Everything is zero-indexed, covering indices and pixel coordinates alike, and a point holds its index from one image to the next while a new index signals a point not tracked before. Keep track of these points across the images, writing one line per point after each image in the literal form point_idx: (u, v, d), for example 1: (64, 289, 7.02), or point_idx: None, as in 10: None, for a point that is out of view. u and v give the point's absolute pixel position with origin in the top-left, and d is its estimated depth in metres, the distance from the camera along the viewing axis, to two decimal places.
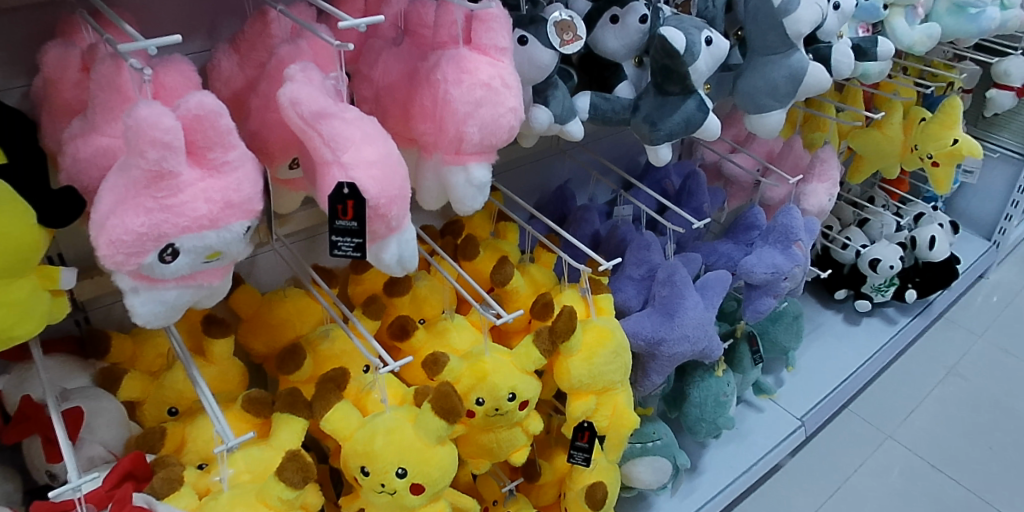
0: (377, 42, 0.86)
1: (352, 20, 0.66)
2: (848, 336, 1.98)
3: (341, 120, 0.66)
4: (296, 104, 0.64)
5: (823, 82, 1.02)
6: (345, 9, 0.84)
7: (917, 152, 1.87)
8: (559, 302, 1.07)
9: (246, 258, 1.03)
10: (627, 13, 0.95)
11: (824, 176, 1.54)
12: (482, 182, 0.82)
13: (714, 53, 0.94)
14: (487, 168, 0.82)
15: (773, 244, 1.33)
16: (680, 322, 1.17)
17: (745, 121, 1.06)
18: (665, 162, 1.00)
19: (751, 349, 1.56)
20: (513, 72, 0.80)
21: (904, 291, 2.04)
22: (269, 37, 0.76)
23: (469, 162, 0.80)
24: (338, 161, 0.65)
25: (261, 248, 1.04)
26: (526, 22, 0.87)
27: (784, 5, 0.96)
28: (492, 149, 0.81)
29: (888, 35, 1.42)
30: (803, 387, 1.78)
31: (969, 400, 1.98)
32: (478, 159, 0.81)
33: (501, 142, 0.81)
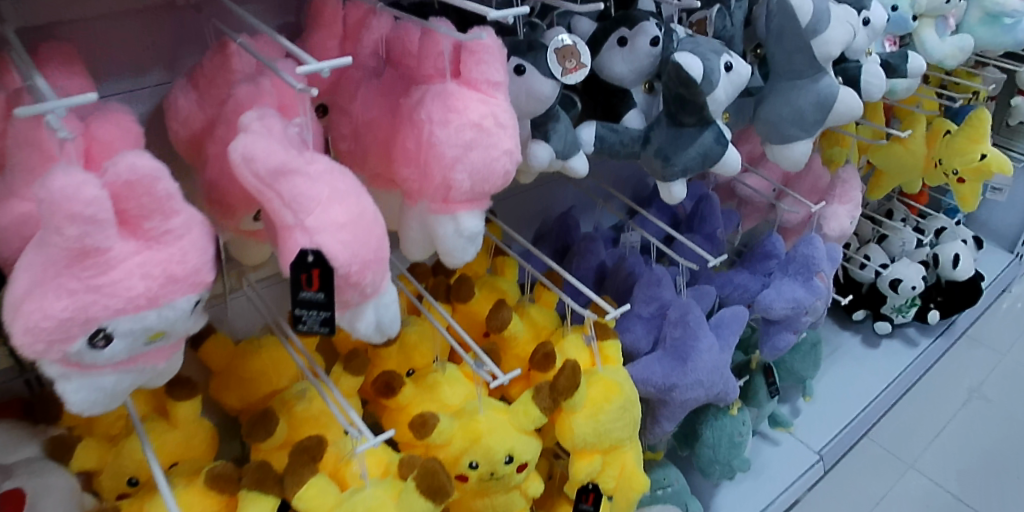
0: (356, 73, 0.77)
1: (313, 64, 0.54)
2: (868, 359, 1.88)
3: (306, 177, 0.57)
4: (250, 160, 0.55)
5: (855, 108, 0.91)
6: (322, 36, 0.75)
7: (942, 167, 1.76)
8: (562, 351, 0.98)
9: (217, 304, 0.94)
10: (637, 35, 0.85)
11: (845, 197, 1.44)
12: (473, 232, 0.72)
13: (735, 80, 0.84)
14: (479, 217, 0.72)
15: (793, 276, 1.23)
16: (693, 366, 1.08)
17: (767, 151, 0.96)
18: (680, 200, 0.90)
19: (768, 381, 1.46)
20: (508, 110, 0.70)
21: (926, 312, 1.95)
22: (231, 73, 0.67)
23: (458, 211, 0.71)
24: (301, 225, 0.56)
25: (231, 293, 0.94)
26: (523, 49, 0.77)
27: (813, 25, 0.87)
28: (484, 196, 0.71)
29: (917, 49, 1.32)
30: (820, 416, 1.68)
31: (996, 424, 1.88)
32: (469, 207, 0.71)
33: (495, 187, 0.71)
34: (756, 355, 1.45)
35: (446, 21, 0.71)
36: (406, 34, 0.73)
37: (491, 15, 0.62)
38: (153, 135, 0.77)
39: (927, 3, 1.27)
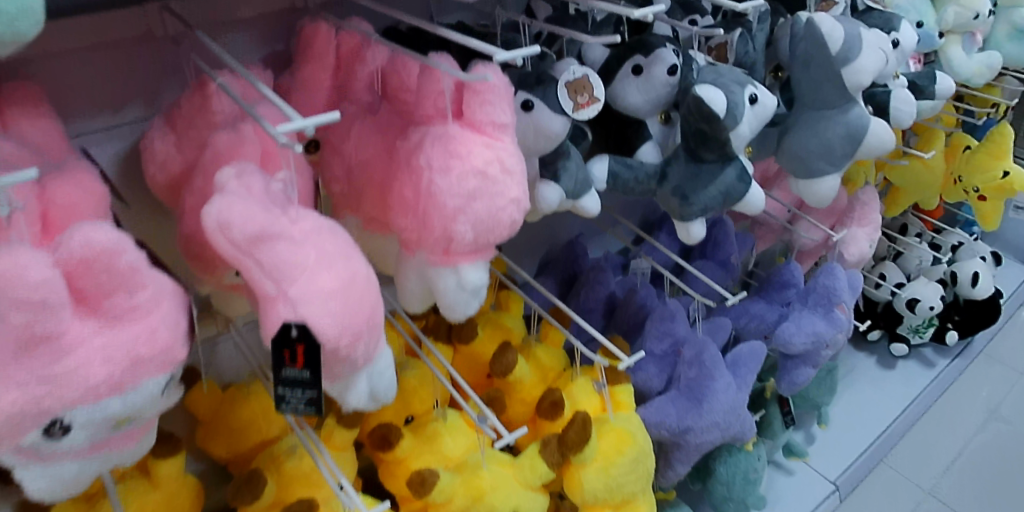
0: (350, 109, 0.71)
1: (296, 122, 0.47)
2: (883, 381, 1.81)
3: (291, 241, 0.51)
4: (226, 225, 0.49)
5: (888, 141, 0.85)
6: (312, 69, 0.69)
7: (962, 184, 1.70)
8: (570, 396, 0.92)
9: (203, 347, 0.88)
10: (653, 63, 0.79)
11: (865, 219, 1.35)
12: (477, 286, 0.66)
13: (760, 113, 0.78)
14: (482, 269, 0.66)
15: (812, 308, 1.16)
16: (709, 408, 1.01)
17: (791, 185, 0.89)
18: (699, 241, 0.83)
19: (783, 410, 1.39)
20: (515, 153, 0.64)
21: (945, 332, 1.87)
22: (210, 116, 0.61)
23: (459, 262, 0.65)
24: (284, 296, 0.50)
25: (218, 335, 0.88)
26: (531, 82, 0.71)
27: (844, 52, 0.81)
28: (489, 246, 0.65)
29: (943, 66, 1.26)
30: (835, 444, 1.62)
31: (1015, 447, 1.81)
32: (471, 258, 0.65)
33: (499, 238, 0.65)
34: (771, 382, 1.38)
35: (446, 55, 0.65)
36: (403, 68, 0.67)
37: (498, 57, 0.56)
38: (129, 175, 0.70)
39: (954, 19, 1.21)
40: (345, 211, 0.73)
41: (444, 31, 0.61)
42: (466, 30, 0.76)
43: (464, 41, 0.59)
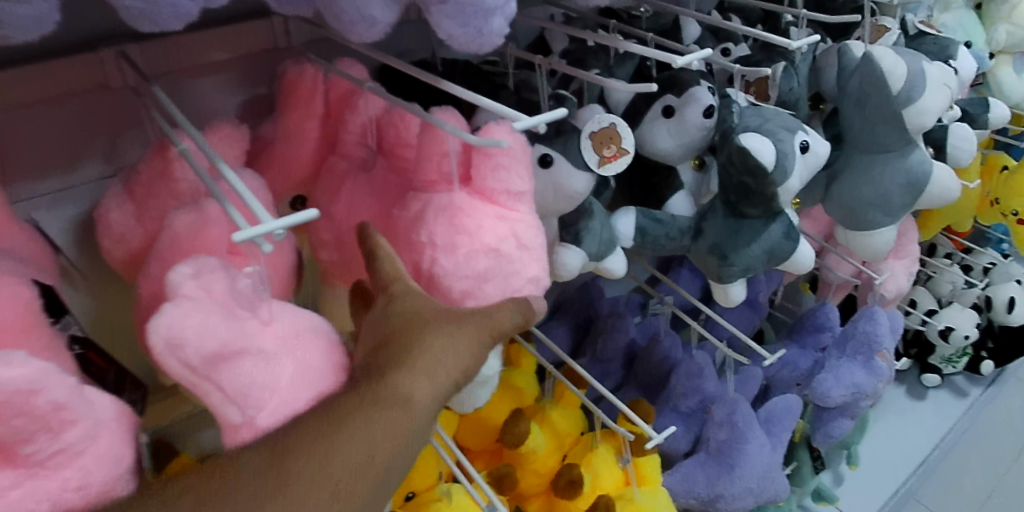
0: (341, 165, 0.61)
1: (257, 229, 0.37)
2: (911, 415, 1.67)
3: (259, 355, 0.43)
4: (179, 344, 0.40)
5: (951, 190, 0.80)
6: (297, 119, 0.60)
7: (999, 206, 1.46)
8: (589, 471, 0.82)
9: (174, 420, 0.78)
10: (687, 104, 0.69)
11: (903, 250, 1.13)
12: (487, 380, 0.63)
13: (810, 161, 0.69)
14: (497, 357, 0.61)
15: (851, 356, 1.06)
16: (741, 474, 0.91)
17: (841, 234, 0.83)
18: (738, 302, 0.76)
19: (813, 454, 1.24)
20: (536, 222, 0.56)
21: (980, 362, 1.73)
22: (174, 186, 0.51)
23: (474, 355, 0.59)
24: (252, 424, 0.42)
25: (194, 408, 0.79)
26: (551, 134, 0.62)
27: (906, 91, 0.73)
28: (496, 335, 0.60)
29: (993, 89, 1.18)
30: (866, 487, 1.49)
31: None
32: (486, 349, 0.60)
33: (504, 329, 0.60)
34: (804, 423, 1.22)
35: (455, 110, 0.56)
36: (402, 122, 0.57)
37: (520, 123, 0.47)
38: (85, 243, 0.61)
39: (1005, 39, 1.12)
40: (338, 281, 0.63)
41: (447, 84, 0.51)
42: (473, 73, 0.67)
43: (474, 101, 0.49)
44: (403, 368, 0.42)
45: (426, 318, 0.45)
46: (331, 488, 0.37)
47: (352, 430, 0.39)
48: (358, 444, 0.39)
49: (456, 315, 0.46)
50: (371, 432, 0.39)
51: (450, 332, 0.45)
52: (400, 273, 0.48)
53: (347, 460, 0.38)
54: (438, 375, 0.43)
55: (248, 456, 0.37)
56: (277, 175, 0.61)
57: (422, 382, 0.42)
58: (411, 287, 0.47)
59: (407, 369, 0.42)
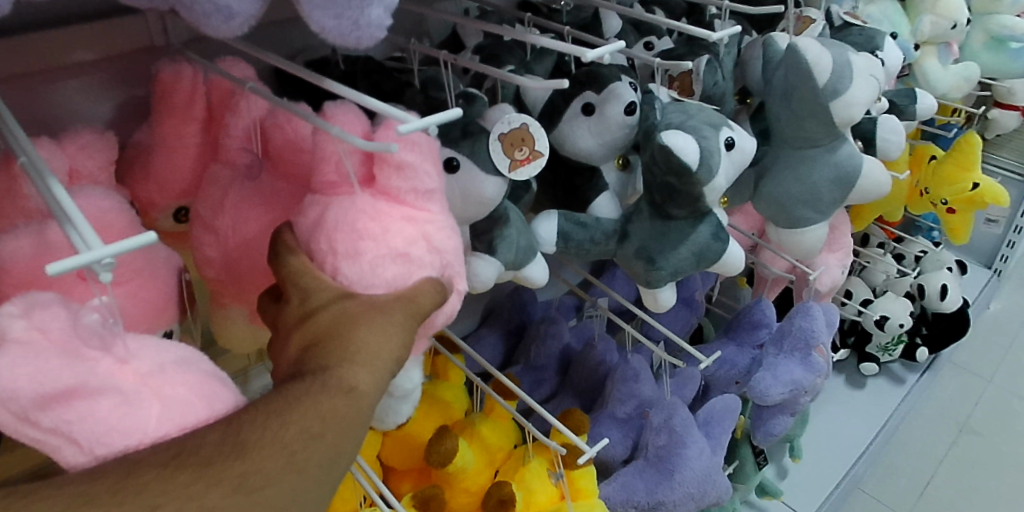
0: (223, 173, 0.54)
1: (93, 255, 0.32)
2: (851, 402, 1.63)
3: (118, 395, 0.37)
4: (9, 396, 0.34)
5: (879, 182, 0.78)
6: (174, 124, 0.54)
7: (928, 196, 1.47)
8: (521, 487, 0.78)
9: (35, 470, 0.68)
10: (607, 101, 0.65)
11: (837, 244, 1.12)
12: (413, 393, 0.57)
13: (736, 159, 0.66)
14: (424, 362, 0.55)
15: (789, 353, 1.04)
16: (681, 479, 0.89)
17: (772, 233, 0.81)
18: (669, 305, 0.73)
19: (755, 448, 1.21)
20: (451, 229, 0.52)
21: (914, 349, 1.72)
22: (21, 204, 0.45)
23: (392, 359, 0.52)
24: None
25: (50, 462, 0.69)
26: (457, 135, 0.58)
27: (833, 83, 0.71)
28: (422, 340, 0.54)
29: (919, 80, 1.19)
30: (810, 478, 1.43)
31: (988, 463, 1.61)
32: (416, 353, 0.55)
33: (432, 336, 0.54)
34: (745, 419, 1.19)
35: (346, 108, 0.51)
36: (290, 124, 0.52)
37: (407, 126, 0.41)
38: None
39: (930, 29, 1.13)
40: (228, 300, 0.57)
41: (329, 83, 0.45)
42: (375, 70, 0.63)
43: (360, 102, 0.44)
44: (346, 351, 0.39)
45: (355, 310, 0.42)
46: (286, 457, 0.34)
47: (294, 417, 0.36)
48: (307, 421, 0.36)
49: (383, 303, 0.43)
50: (320, 408, 0.37)
51: (382, 318, 0.42)
52: (319, 274, 0.45)
53: (298, 437, 0.35)
54: (376, 360, 0.40)
55: (185, 443, 0.33)
56: (154, 187, 0.55)
57: (369, 364, 0.40)
58: (333, 283, 0.44)
59: (350, 352, 0.40)
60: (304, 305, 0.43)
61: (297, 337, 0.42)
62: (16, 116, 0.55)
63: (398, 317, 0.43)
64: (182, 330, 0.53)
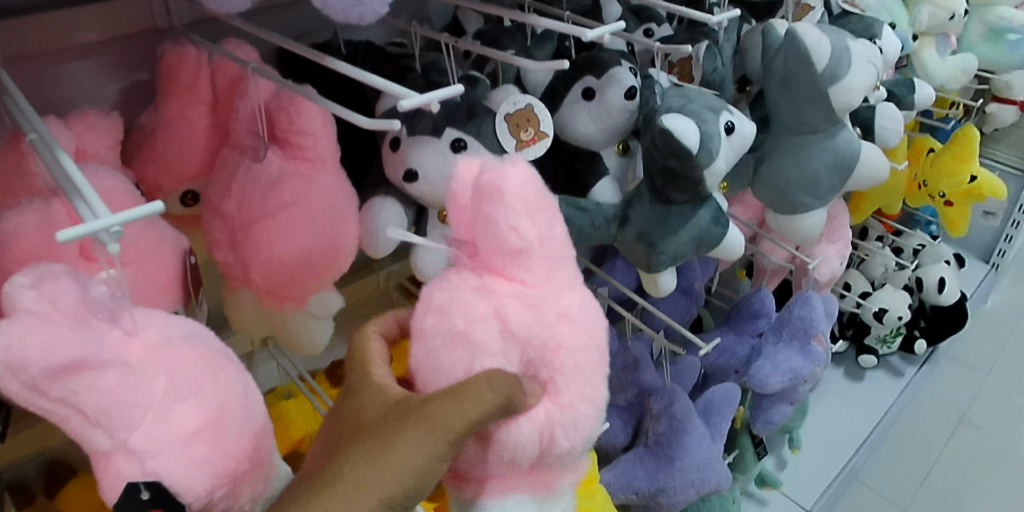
0: (232, 156, 0.54)
1: (95, 223, 0.32)
2: (851, 395, 1.63)
3: (125, 368, 0.37)
4: (19, 365, 0.33)
5: (878, 166, 0.78)
6: (177, 105, 0.54)
7: (927, 189, 1.47)
8: None
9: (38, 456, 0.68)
10: (607, 85, 0.66)
11: (835, 235, 1.13)
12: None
13: (736, 143, 0.67)
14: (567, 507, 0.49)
15: (788, 342, 1.04)
16: (682, 466, 0.89)
17: (771, 220, 0.82)
18: (670, 289, 0.73)
19: (754, 440, 1.21)
20: (583, 310, 0.44)
21: (913, 341, 1.72)
22: (30, 182, 0.45)
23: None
24: (123, 448, 0.37)
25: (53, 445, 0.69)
26: (462, 116, 0.58)
27: (832, 69, 0.72)
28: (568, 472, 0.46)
29: (918, 70, 1.20)
30: (811, 469, 1.44)
31: (986, 455, 1.62)
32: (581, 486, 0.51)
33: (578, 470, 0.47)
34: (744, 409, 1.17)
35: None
36: (295, 107, 0.52)
37: (410, 101, 0.41)
38: None
39: (928, 20, 1.14)
40: (236, 285, 0.57)
41: (333, 62, 0.46)
42: (376, 54, 0.63)
43: (367, 80, 0.43)
44: (323, 488, 0.36)
45: (375, 419, 0.39)
46: None
47: None
48: None
49: (408, 409, 0.39)
50: None
51: (391, 433, 0.38)
52: (374, 370, 0.44)
53: None
54: (360, 492, 0.36)
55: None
56: (160, 169, 0.55)
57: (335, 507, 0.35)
58: (377, 382, 0.43)
59: (326, 487, 0.36)
60: (348, 403, 0.43)
61: (330, 442, 0.42)
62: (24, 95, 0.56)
63: (409, 431, 0.37)
64: (189, 312, 0.53)
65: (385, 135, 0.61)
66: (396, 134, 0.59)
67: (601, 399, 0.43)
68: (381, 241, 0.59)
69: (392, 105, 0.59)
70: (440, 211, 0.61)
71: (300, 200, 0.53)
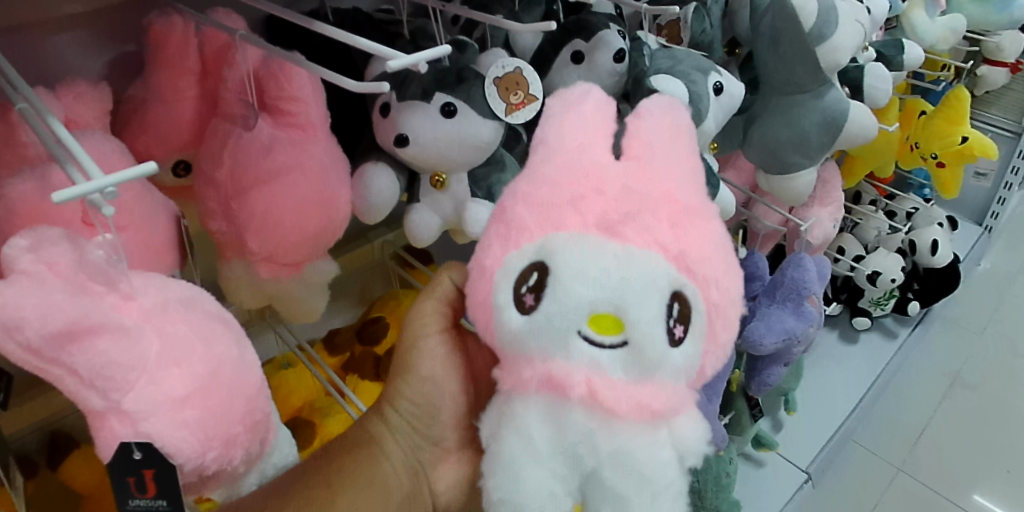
0: (222, 126, 0.54)
1: (86, 184, 0.33)
2: (845, 357, 1.65)
3: (119, 332, 0.37)
4: (15, 325, 0.35)
5: (867, 124, 0.79)
6: (166, 76, 0.54)
7: (919, 151, 1.47)
8: None
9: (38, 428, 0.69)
10: (597, 48, 0.66)
11: (827, 198, 1.14)
12: (652, 463, 0.44)
13: (725, 103, 0.69)
14: (554, 425, 0.44)
15: (781, 303, 1.04)
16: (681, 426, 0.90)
17: (763, 180, 0.82)
18: None
19: (750, 403, 1.23)
20: (546, 189, 0.46)
21: (906, 303, 1.73)
22: (20, 152, 0.45)
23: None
24: (117, 409, 0.37)
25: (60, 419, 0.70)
26: (452, 81, 0.58)
27: (818, 29, 0.73)
28: (526, 364, 0.45)
29: (907, 31, 1.20)
30: (804, 430, 1.46)
31: (978, 414, 1.65)
32: (610, 408, 0.43)
33: (539, 365, 0.44)
34: (739, 372, 1.18)
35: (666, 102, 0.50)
36: (285, 74, 0.53)
37: (399, 62, 0.41)
38: None
39: None
40: (230, 255, 0.57)
41: (321, 27, 0.46)
42: (364, 21, 0.63)
43: (354, 42, 0.43)
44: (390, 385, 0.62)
45: None
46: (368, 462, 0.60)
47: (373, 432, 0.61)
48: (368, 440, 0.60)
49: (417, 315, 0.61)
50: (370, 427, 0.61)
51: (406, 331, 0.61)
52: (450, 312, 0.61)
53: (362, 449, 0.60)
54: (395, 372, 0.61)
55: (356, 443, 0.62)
56: (153, 140, 0.55)
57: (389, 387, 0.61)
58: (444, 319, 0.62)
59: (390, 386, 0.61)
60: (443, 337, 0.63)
61: None
62: (14, 67, 0.56)
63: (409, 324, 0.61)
64: (182, 276, 0.53)
65: (375, 101, 0.61)
66: (386, 100, 0.59)
67: (497, 273, 0.46)
68: (374, 206, 0.60)
69: (380, 71, 0.59)
70: (434, 176, 0.62)
71: (297, 164, 0.53)
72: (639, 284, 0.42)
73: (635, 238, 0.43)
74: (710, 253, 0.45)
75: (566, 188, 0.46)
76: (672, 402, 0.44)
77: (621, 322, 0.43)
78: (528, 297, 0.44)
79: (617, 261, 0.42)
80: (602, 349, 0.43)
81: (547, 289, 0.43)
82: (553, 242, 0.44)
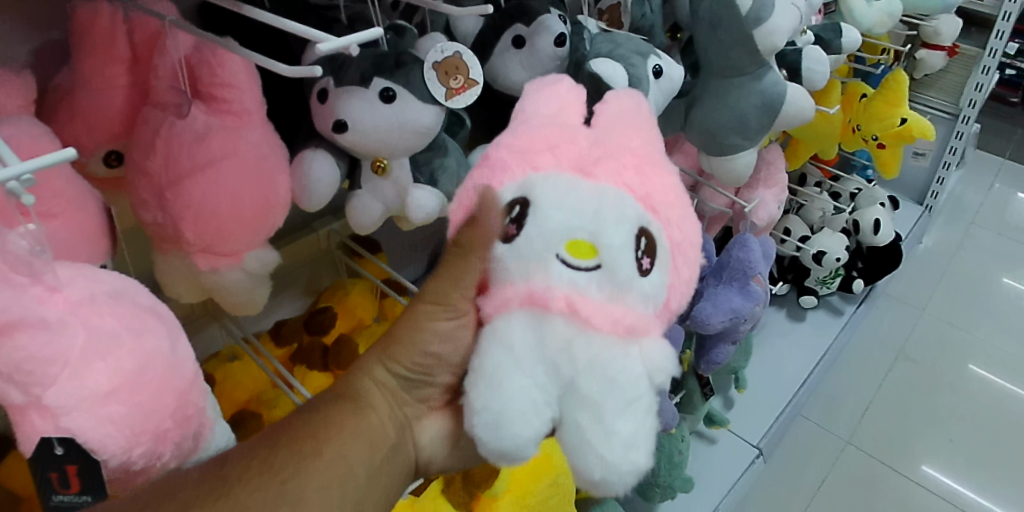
0: (154, 114, 0.53)
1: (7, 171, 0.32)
2: (793, 334, 1.69)
3: (41, 326, 0.36)
4: None
5: (802, 107, 0.81)
6: (92, 62, 0.52)
7: (860, 133, 1.51)
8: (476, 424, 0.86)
9: None
10: (537, 33, 0.66)
11: (771, 180, 1.17)
12: (629, 375, 0.45)
13: (665, 86, 0.70)
14: (538, 338, 0.46)
15: (727, 283, 1.07)
16: None
17: (704, 162, 0.84)
18: None
19: (701, 382, 1.26)
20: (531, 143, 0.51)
21: (851, 282, 1.77)
22: None
23: (495, 434, 0.45)
24: (38, 404, 0.37)
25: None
26: (390, 65, 0.58)
27: (756, 11, 0.73)
28: (507, 286, 0.47)
29: (845, 17, 1.23)
30: (754, 408, 1.50)
31: (921, 386, 1.71)
32: (587, 319, 0.45)
33: (522, 285, 0.47)
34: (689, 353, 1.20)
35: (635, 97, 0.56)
36: (217, 59, 0.52)
37: (329, 44, 0.40)
38: None
39: None
40: (167, 247, 0.56)
41: (251, 12, 0.46)
42: (300, 5, 0.62)
43: (282, 25, 0.43)
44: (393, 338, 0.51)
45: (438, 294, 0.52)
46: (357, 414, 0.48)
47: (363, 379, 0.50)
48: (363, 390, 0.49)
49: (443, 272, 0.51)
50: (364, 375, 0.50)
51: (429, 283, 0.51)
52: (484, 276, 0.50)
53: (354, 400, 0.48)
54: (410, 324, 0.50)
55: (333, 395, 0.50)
56: (81, 128, 0.54)
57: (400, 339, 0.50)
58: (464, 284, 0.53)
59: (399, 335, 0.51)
60: None
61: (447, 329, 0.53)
62: None
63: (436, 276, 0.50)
64: (112, 266, 0.52)
65: (313, 86, 0.60)
66: (324, 86, 0.58)
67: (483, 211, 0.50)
68: (313, 191, 0.59)
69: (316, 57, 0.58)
70: (375, 161, 0.61)
71: (232, 151, 0.53)
72: (611, 215, 0.46)
73: (605, 178, 0.48)
74: (671, 199, 0.50)
75: (545, 141, 0.51)
76: (642, 321, 0.46)
77: (595, 247, 0.46)
78: (511, 227, 0.48)
79: (592, 197, 0.47)
80: (580, 271, 0.46)
81: (529, 219, 0.47)
82: (536, 178, 0.49)
